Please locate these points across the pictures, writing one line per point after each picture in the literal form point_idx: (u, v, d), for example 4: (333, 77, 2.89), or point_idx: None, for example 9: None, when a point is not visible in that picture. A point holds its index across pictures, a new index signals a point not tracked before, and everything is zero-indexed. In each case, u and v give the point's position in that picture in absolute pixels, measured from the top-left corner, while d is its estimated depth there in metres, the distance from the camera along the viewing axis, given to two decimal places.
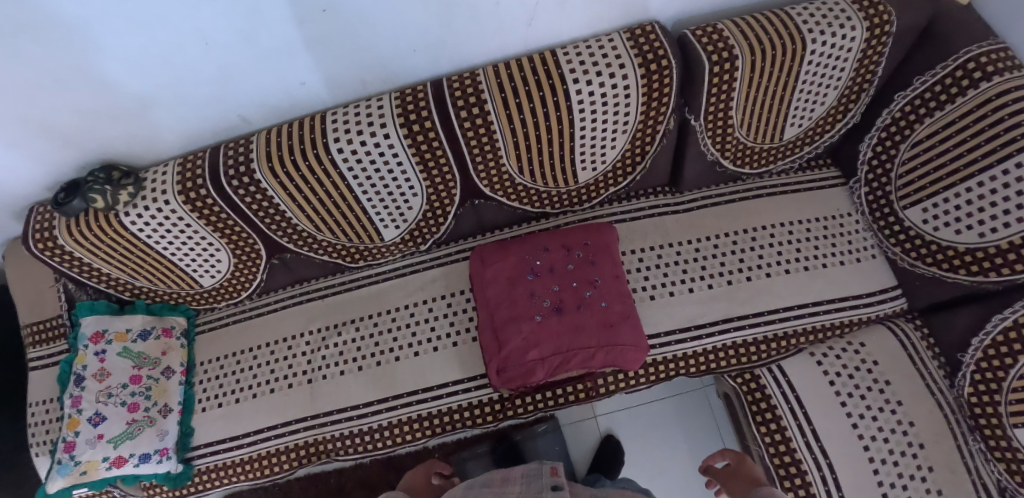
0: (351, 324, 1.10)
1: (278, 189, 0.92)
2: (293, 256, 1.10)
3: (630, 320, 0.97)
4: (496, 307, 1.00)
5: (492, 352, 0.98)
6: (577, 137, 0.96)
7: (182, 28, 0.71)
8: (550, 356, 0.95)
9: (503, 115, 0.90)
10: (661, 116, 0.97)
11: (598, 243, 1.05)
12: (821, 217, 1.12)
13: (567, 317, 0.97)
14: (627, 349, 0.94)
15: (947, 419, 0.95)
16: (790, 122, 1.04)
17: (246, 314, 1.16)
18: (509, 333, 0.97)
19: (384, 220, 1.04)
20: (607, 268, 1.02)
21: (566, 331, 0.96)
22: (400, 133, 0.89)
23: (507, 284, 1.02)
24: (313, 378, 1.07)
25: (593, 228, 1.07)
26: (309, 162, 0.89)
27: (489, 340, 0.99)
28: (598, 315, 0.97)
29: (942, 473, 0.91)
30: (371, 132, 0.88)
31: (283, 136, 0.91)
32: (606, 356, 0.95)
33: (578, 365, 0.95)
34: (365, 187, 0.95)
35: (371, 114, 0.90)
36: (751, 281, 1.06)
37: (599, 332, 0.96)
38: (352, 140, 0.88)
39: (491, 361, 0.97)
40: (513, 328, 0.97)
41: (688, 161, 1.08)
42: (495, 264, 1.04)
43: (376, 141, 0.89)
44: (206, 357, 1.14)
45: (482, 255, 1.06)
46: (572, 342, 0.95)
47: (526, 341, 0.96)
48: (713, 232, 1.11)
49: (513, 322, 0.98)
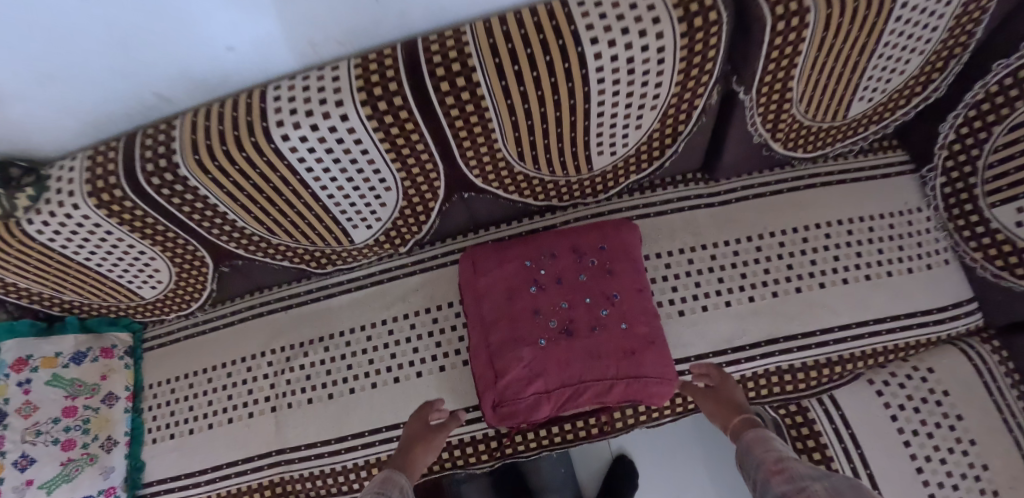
0: (320, 343, 0.91)
1: (214, 188, 0.72)
2: (247, 262, 0.89)
3: (657, 346, 0.77)
4: (489, 326, 0.80)
5: (485, 382, 0.78)
6: (594, 115, 0.74)
7: None
8: (558, 391, 0.76)
9: (498, 87, 0.67)
10: (701, 88, 0.74)
11: (618, 247, 0.83)
12: (886, 214, 0.94)
13: (579, 342, 0.77)
14: (653, 382, 0.76)
15: None
16: (859, 96, 0.84)
17: (198, 328, 0.98)
18: (506, 362, 0.77)
19: (352, 220, 0.83)
20: (628, 280, 0.81)
21: (578, 359, 0.77)
22: (361, 113, 0.66)
23: (504, 298, 0.81)
24: (278, 404, 0.90)
25: (611, 228, 0.85)
26: (245, 153, 0.68)
27: (481, 367, 0.79)
28: (617, 341, 0.77)
29: None
30: (321, 114, 0.66)
31: (211, 120, 0.70)
32: (625, 391, 0.76)
33: (592, 400, 0.77)
34: (322, 181, 0.74)
35: (323, 87, 0.66)
36: (801, 293, 0.88)
37: (618, 361, 0.76)
38: (299, 124, 0.66)
39: (485, 394, 0.78)
40: (512, 355, 0.77)
41: (730, 143, 0.87)
42: (489, 272, 0.83)
43: (331, 124, 0.66)
44: (154, 380, 0.98)
45: (473, 259, 0.85)
46: (584, 373, 0.76)
47: (527, 371, 0.77)
48: (755, 231, 0.91)
49: (511, 348, 0.78)
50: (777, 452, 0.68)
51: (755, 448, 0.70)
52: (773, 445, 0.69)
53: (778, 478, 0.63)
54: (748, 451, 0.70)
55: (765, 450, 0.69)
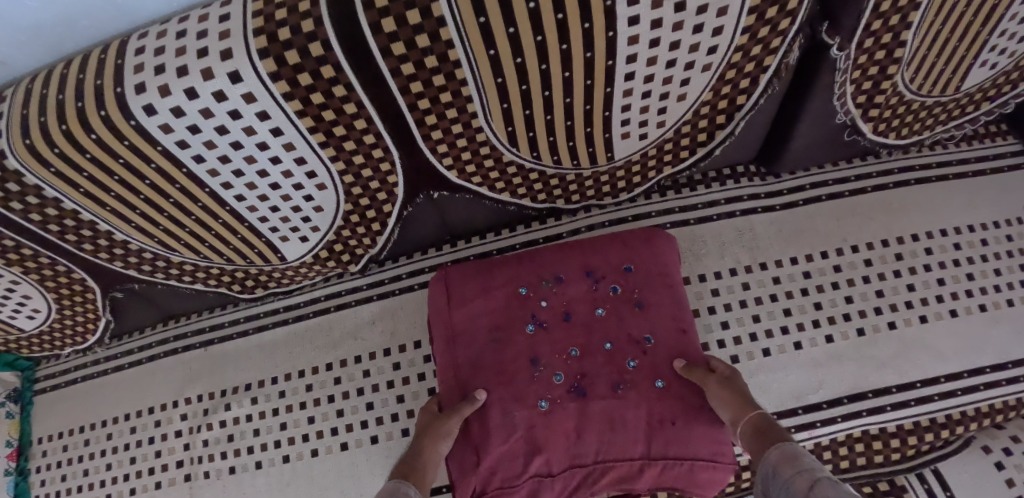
0: (249, 392, 0.69)
1: (65, 188, 0.50)
2: (147, 286, 0.67)
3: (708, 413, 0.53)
4: (467, 380, 0.57)
5: (461, 462, 0.54)
6: (619, 77, 0.49)
7: None
8: (564, 476, 0.53)
9: (474, 29, 0.42)
10: (776, 39, 0.50)
11: (649, 271, 0.61)
12: (1003, 221, 0.71)
13: (595, 406, 0.54)
14: (701, 467, 0.52)
15: None
16: (985, 57, 0.60)
17: (101, 367, 0.76)
18: (490, 433, 0.54)
19: (278, 230, 0.60)
20: (663, 317, 0.59)
21: (593, 430, 0.54)
22: (260, 69, 0.42)
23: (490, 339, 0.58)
24: (191, 473, 0.68)
25: (638, 243, 0.63)
26: (95, 135, 0.45)
27: (454, 441, 0.55)
28: (650, 405, 0.54)
29: None
30: (198, 72, 0.42)
31: (52, 88, 0.47)
32: (660, 476, 0.53)
33: (613, 488, 0.54)
34: (224, 177, 0.52)
35: (204, 31, 0.43)
36: (897, 329, 0.66)
37: (653, 436, 0.53)
38: (168, 88, 0.43)
39: (457, 478, 0.54)
40: (499, 424, 0.54)
41: (803, 122, 0.63)
42: (470, 302, 0.60)
43: (214, 88, 0.43)
44: (46, 432, 0.76)
45: (448, 282, 0.62)
46: (602, 450, 0.53)
47: (521, 447, 0.53)
48: (833, 244, 0.69)
49: (498, 412, 0.55)
50: (808, 471, 0.35)
51: (776, 468, 0.38)
52: (803, 458, 0.37)
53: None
54: (766, 472, 0.39)
55: (791, 470, 0.36)
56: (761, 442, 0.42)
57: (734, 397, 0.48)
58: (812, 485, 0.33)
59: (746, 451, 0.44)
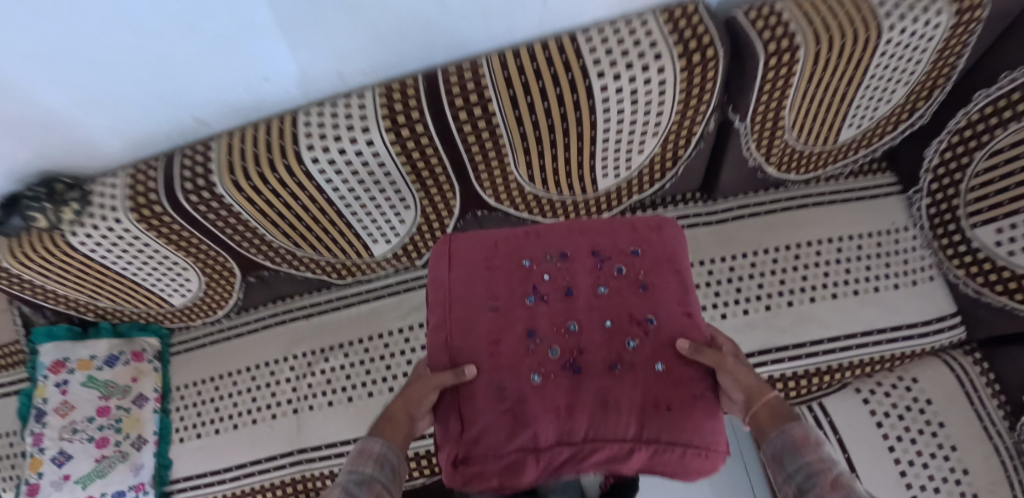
0: (338, 349, 0.98)
1: (247, 206, 0.79)
2: (271, 273, 0.96)
3: (702, 399, 0.59)
4: (465, 344, 0.64)
5: (451, 425, 0.60)
6: (599, 140, 0.84)
7: (68, 11, 0.55)
8: (551, 447, 0.57)
9: (512, 116, 0.78)
10: (699, 115, 0.83)
11: (652, 256, 0.70)
12: (874, 232, 0.98)
13: (588, 379, 0.61)
14: (689, 451, 0.57)
15: (988, 432, 0.88)
16: (848, 122, 0.89)
17: (224, 335, 1.04)
18: (481, 401, 0.60)
19: (372, 235, 0.91)
20: (665, 303, 0.66)
21: (583, 403, 0.60)
22: (385, 138, 0.76)
23: (492, 309, 0.66)
24: (299, 407, 0.97)
25: (647, 230, 0.72)
26: (278, 174, 0.76)
27: (446, 404, 0.61)
28: (644, 385, 0.60)
29: (978, 475, 0.85)
30: (349, 139, 0.75)
31: (247, 144, 0.77)
32: (647, 456, 0.58)
33: (598, 464, 0.58)
34: (347, 200, 0.83)
35: (351, 114, 0.76)
36: (793, 306, 0.94)
37: (644, 412, 0.59)
38: (328, 148, 0.75)
39: (447, 442, 0.59)
40: (492, 391, 0.60)
41: (726, 164, 0.94)
42: (472, 272, 0.69)
43: (358, 149, 0.76)
44: (182, 381, 1.03)
45: (454, 254, 0.71)
46: (591, 425, 0.58)
47: (510, 416, 0.59)
48: (752, 248, 0.98)
49: (494, 379, 0.61)
50: (826, 459, 0.46)
51: (795, 445, 0.48)
52: (821, 447, 0.48)
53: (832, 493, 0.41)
54: (783, 444, 0.49)
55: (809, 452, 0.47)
56: (773, 424, 0.53)
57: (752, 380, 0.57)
58: (835, 476, 0.44)
59: (758, 428, 0.54)
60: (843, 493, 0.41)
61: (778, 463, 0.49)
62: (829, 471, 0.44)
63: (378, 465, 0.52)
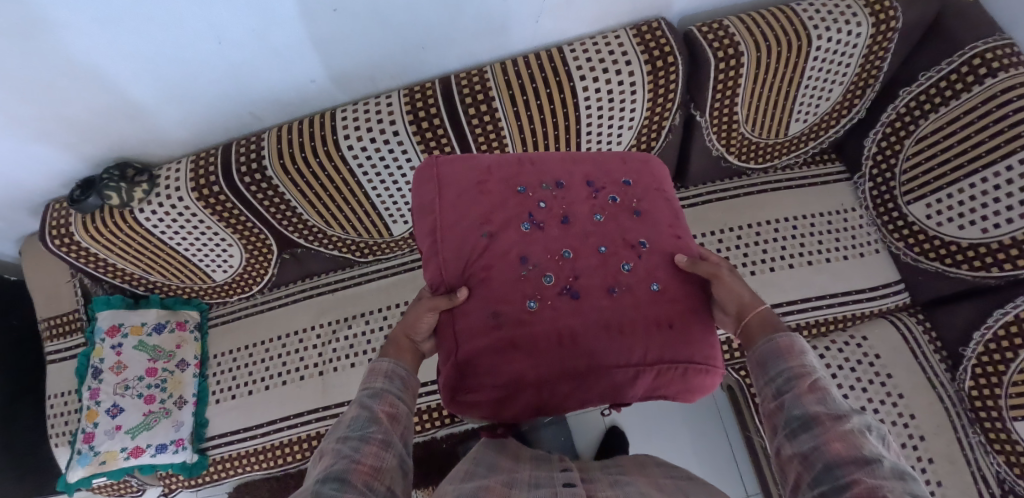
0: (360, 318, 1.13)
1: (289, 186, 0.95)
2: (303, 250, 1.12)
3: (696, 318, 0.66)
4: (459, 272, 0.68)
5: (454, 347, 0.65)
6: (583, 132, 1.00)
7: (170, 21, 0.72)
8: (553, 371, 0.62)
9: (511, 111, 0.95)
10: (667, 112, 1.00)
11: (644, 185, 0.76)
12: (825, 212, 1.13)
13: (585, 303, 0.65)
14: (694, 370, 0.64)
15: (932, 382, 0.99)
16: (795, 117, 1.05)
17: (258, 308, 1.19)
18: (476, 328, 0.64)
19: (392, 216, 1.06)
20: (657, 228, 0.71)
21: (584, 325, 0.64)
22: (409, 130, 0.93)
23: (485, 234, 0.69)
24: (324, 369, 1.10)
25: (636, 163, 0.78)
26: (319, 158, 0.93)
27: (443, 329, 0.66)
28: (641, 304, 0.65)
29: (924, 419, 0.96)
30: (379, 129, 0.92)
31: (292, 133, 0.94)
32: (648, 377, 0.63)
33: (604, 386, 0.62)
34: (373, 183, 0.98)
35: (380, 111, 0.93)
36: (755, 275, 1.08)
37: (646, 333, 0.64)
38: (361, 137, 0.92)
39: (448, 367, 0.64)
40: (488, 316, 0.65)
41: (693, 154, 1.10)
42: (464, 197, 0.72)
43: (385, 137, 0.93)
44: (220, 349, 1.16)
45: (445, 179, 0.74)
46: (593, 346, 0.63)
47: (511, 340, 0.63)
48: (719, 226, 1.14)
49: (489, 307, 0.65)
50: (807, 365, 0.51)
51: (780, 352, 0.54)
52: (804, 355, 0.53)
53: (809, 399, 0.48)
54: (769, 349, 0.55)
55: (792, 357, 0.52)
56: (763, 335, 0.57)
57: (746, 295, 0.63)
58: (813, 381, 0.50)
59: (750, 335, 0.60)
60: (819, 399, 0.48)
61: (763, 366, 0.54)
62: (808, 379, 0.50)
63: (388, 379, 0.55)
